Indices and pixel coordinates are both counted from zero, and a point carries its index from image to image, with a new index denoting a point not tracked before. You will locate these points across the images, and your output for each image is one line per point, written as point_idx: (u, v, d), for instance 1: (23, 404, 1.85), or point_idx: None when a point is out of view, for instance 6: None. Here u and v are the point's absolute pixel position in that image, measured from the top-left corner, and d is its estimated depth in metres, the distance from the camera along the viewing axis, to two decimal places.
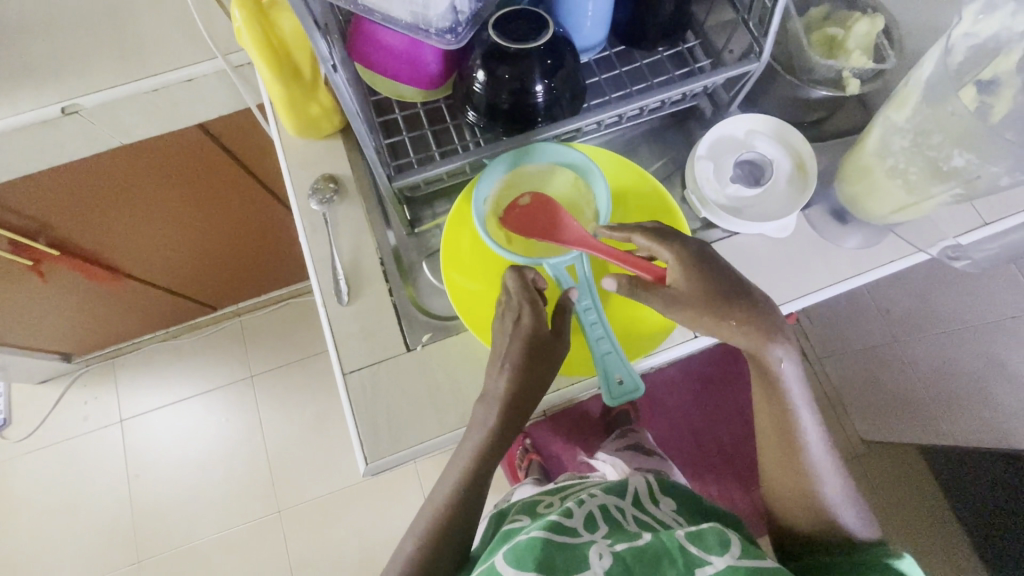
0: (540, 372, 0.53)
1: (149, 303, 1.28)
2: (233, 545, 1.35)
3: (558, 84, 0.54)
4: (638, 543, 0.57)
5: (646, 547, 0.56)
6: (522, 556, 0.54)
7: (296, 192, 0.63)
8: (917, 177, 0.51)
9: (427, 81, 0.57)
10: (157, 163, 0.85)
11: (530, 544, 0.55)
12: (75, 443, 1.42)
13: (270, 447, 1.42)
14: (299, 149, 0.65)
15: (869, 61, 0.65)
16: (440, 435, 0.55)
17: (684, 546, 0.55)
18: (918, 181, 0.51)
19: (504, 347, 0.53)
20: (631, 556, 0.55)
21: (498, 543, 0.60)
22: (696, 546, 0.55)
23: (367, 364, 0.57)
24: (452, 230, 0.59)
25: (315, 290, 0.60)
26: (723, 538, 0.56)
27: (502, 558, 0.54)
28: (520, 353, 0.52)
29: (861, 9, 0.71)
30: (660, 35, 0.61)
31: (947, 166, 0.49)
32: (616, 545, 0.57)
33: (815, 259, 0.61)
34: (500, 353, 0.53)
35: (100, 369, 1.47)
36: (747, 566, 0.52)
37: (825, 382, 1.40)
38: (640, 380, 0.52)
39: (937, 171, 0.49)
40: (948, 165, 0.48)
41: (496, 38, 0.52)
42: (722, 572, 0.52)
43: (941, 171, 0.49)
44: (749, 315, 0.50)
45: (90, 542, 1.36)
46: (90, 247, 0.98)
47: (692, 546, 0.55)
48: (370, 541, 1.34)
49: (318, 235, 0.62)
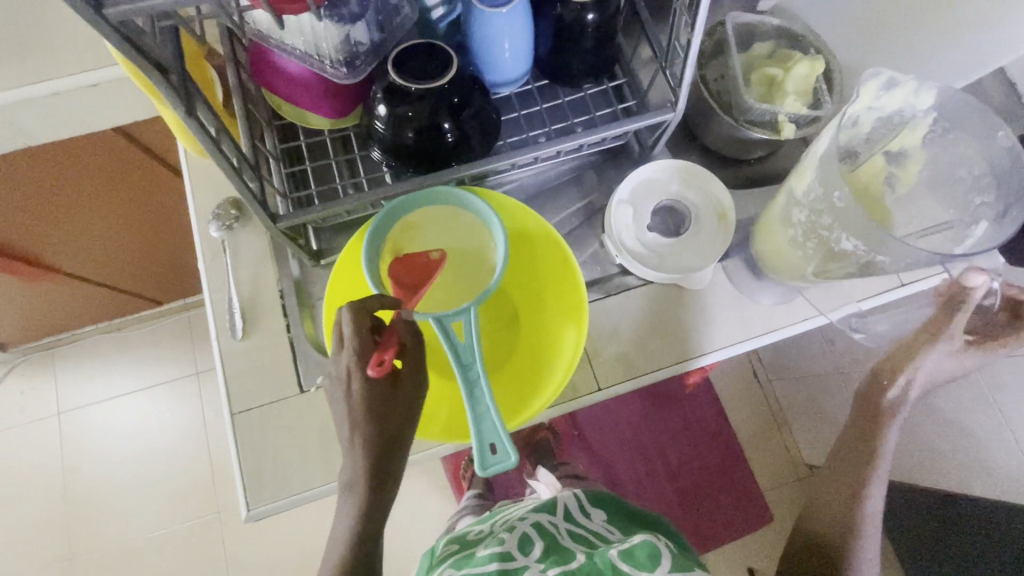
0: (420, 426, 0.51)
1: (86, 297, 1.24)
2: (172, 543, 1.34)
3: (464, 122, 0.52)
4: (571, 566, 0.61)
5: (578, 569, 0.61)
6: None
7: (197, 216, 0.60)
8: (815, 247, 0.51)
9: (332, 110, 0.54)
10: (73, 164, 0.80)
11: None
12: (10, 434, 1.38)
13: (214, 445, 1.40)
14: (204, 169, 0.62)
15: (803, 107, 0.63)
16: (328, 483, 0.53)
17: (615, 564, 0.59)
18: (815, 256, 0.52)
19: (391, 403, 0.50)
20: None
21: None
22: (627, 563, 0.59)
23: (257, 403, 0.55)
24: (342, 270, 0.56)
25: (209, 323, 0.57)
26: (654, 551, 0.60)
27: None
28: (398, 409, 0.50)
29: (803, 50, 0.69)
30: (584, 72, 0.58)
31: (839, 242, 0.49)
32: (550, 570, 0.61)
33: (728, 313, 0.61)
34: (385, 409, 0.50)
35: (38, 360, 1.42)
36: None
37: (773, 403, 1.42)
38: (513, 452, 0.49)
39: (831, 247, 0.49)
40: (839, 241, 0.49)
41: (394, 75, 0.49)
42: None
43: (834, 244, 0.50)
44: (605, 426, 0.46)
45: (22, 535, 1.33)
46: (12, 245, 0.94)
47: (623, 564, 0.59)
48: (310, 545, 1.33)
49: (217, 264, 0.59)
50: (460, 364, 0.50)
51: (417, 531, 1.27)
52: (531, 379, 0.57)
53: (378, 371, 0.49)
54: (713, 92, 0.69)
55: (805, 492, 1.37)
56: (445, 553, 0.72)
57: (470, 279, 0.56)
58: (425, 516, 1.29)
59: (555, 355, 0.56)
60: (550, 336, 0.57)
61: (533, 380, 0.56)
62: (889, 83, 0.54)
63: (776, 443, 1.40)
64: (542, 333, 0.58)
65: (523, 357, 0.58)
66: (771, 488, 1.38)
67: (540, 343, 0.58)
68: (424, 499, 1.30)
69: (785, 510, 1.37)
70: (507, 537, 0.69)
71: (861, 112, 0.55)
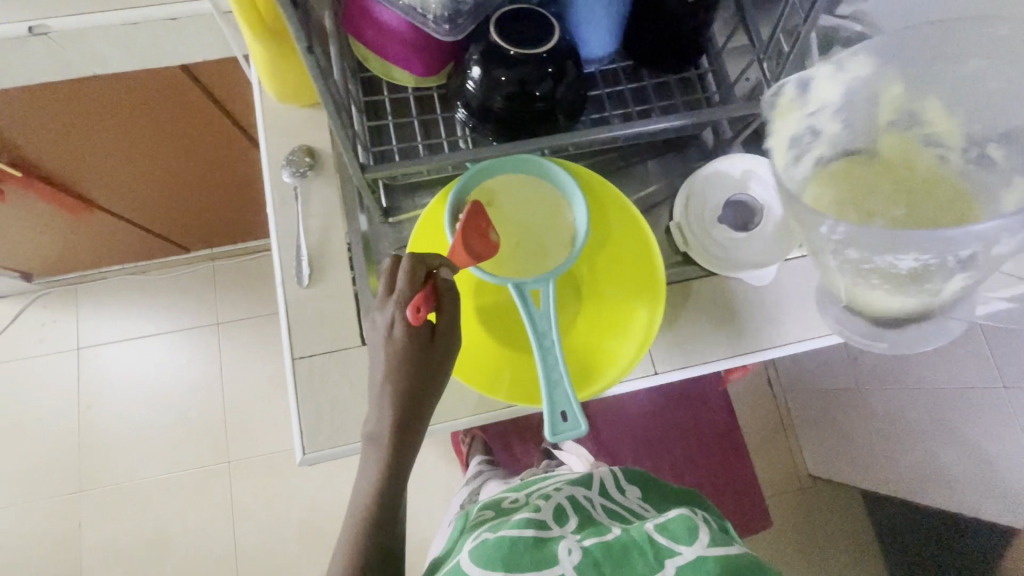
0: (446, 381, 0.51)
1: (119, 236, 1.24)
2: (180, 487, 1.35)
3: (557, 94, 0.52)
4: (606, 538, 0.65)
5: (613, 542, 0.64)
6: (493, 557, 0.61)
7: (270, 160, 0.60)
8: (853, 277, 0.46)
9: (422, 68, 0.54)
10: (134, 100, 0.80)
11: (502, 544, 0.63)
12: (29, 363, 1.39)
13: (229, 397, 1.41)
14: (279, 113, 0.62)
15: None
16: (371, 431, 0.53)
17: (653, 537, 0.63)
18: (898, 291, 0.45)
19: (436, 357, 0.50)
20: (599, 551, 0.62)
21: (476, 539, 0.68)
22: (664, 536, 0.63)
23: (319, 352, 0.56)
24: (422, 227, 0.56)
25: (276, 267, 0.58)
26: (690, 524, 0.64)
27: (474, 559, 0.62)
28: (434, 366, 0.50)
29: None
30: (673, 57, 0.58)
31: (937, 285, 0.42)
32: (585, 540, 0.65)
33: (788, 315, 0.62)
34: (438, 367, 0.51)
35: (61, 293, 1.43)
36: (713, 554, 0.60)
37: (785, 413, 1.45)
38: (583, 423, 0.51)
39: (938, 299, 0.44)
40: (938, 288, 0.42)
41: (497, 38, 0.49)
42: (690, 562, 0.59)
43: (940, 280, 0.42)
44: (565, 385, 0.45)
45: (34, 464, 1.34)
46: (59, 175, 0.94)
47: (659, 536, 0.63)
48: (316, 503, 1.35)
49: (286, 211, 0.59)
50: (536, 331, 0.53)
51: (423, 500, 1.29)
52: (597, 355, 0.57)
53: (414, 316, 0.49)
54: None
55: (806, 499, 1.40)
56: (482, 515, 0.79)
57: (544, 250, 0.56)
58: (432, 486, 1.31)
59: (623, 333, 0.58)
60: (616, 316, 0.59)
61: (598, 357, 0.57)
62: (943, 61, 0.43)
63: (783, 452, 1.43)
64: (609, 313, 0.59)
65: (589, 334, 0.59)
66: (774, 495, 1.41)
67: (606, 320, 0.59)
68: (434, 470, 1.31)
69: (785, 517, 1.39)
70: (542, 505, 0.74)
71: (923, 110, 0.44)
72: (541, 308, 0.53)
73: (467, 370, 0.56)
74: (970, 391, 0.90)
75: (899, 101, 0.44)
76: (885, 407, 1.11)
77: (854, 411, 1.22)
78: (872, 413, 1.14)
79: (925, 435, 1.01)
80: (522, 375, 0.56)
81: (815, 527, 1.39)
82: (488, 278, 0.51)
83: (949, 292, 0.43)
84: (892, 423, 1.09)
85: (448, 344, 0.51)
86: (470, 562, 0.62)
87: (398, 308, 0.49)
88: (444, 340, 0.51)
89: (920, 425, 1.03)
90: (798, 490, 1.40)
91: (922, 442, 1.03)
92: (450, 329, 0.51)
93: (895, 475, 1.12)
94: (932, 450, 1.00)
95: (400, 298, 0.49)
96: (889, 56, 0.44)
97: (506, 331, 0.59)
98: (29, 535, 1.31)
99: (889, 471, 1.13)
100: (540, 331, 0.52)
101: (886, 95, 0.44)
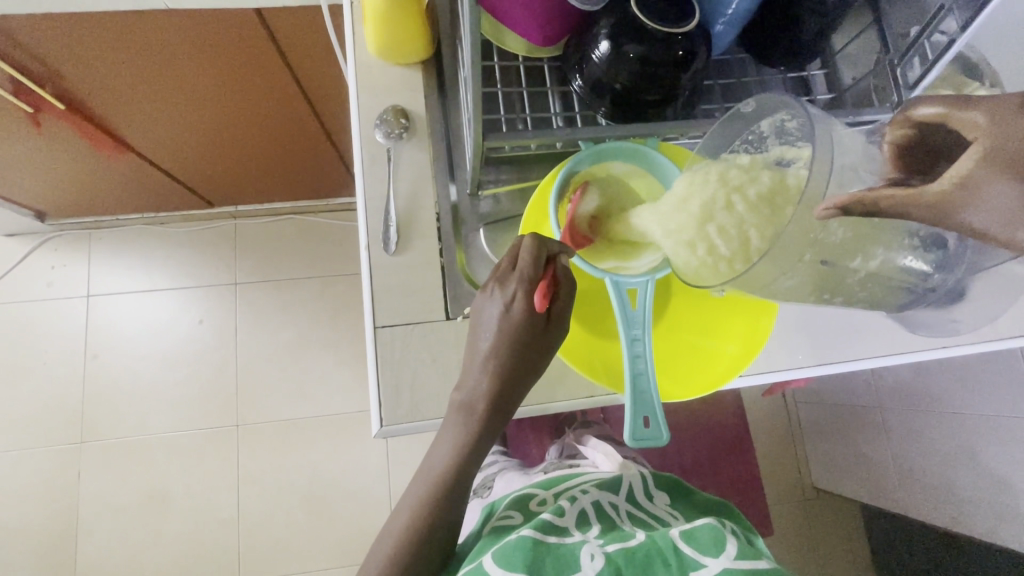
0: (539, 365, 0.49)
1: (148, 185, 1.19)
2: (181, 448, 1.31)
3: (684, 80, 0.50)
4: (630, 545, 0.56)
5: (637, 548, 0.55)
6: (509, 556, 0.53)
7: (361, 120, 0.59)
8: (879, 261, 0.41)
9: (539, 38, 0.52)
10: (199, 41, 0.77)
11: (519, 544, 0.54)
12: (35, 307, 1.34)
13: (238, 359, 1.37)
14: (373, 72, 0.61)
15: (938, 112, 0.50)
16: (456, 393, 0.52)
17: (677, 547, 0.55)
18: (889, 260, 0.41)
19: (543, 343, 0.49)
20: (621, 558, 0.54)
21: (491, 537, 0.60)
22: (690, 546, 0.55)
23: (401, 320, 0.55)
24: (534, 206, 0.57)
25: (363, 231, 0.57)
26: (718, 536, 0.55)
27: (489, 559, 0.53)
28: (538, 352, 0.49)
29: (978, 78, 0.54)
30: (788, 55, 0.57)
31: (846, 268, 0.40)
32: (607, 544, 0.57)
33: (873, 328, 0.63)
34: (543, 354, 0.49)
35: (74, 237, 1.37)
36: (742, 568, 0.51)
37: (795, 424, 1.44)
38: (665, 431, 0.48)
39: (897, 274, 0.43)
40: (857, 272, 0.41)
41: (636, 12, 0.48)
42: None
43: (837, 270, 0.40)
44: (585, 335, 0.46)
45: (33, 412, 1.30)
46: (102, 114, 0.89)
47: (684, 546, 0.55)
48: (321, 475, 1.32)
49: (376, 173, 0.58)
50: (629, 330, 0.50)
51: None
52: (686, 362, 0.56)
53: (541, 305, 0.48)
54: (850, 102, 0.59)
55: (808, 512, 1.39)
56: (500, 504, 0.71)
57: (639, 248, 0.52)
58: None
59: (714, 345, 0.56)
60: (715, 327, 0.57)
61: (691, 364, 0.56)
62: (771, 125, 0.45)
63: (791, 464, 1.42)
64: (706, 321, 0.57)
65: (681, 340, 0.57)
66: (782, 506, 1.39)
67: (701, 332, 0.57)
68: None
69: (790, 526, 1.38)
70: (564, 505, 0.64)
71: (793, 158, 0.41)
72: (637, 308, 0.50)
73: (567, 352, 0.55)
74: (1000, 418, 0.89)
75: (772, 158, 0.43)
76: (902, 427, 1.10)
77: (861, 428, 1.21)
78: (887, 433, 1.13)
79: (946, 458, 1.01)
80: (615, 364, 0.55)
81: (819, 540, 1.38)
82: (591, 267, 0.50)
83: (914, 260, 0.42)
84: (909, 442, 1.09)
85: (556, 332, 0.49)
86: (485, 562, 0.53)
87: (520, 286, 0.47)
88: (551, 328, 0.49)
89: (945, 452, 1.01)
90: (804, 503, 1.40)
91: (939, 463, 1.03)
92: (561, 317, 0.49)
93: (907, 494, 1.13)
94: (949, 472, 1.01)
95: (524, 275, 0.47)
96: (729, 135, 0.49)
97: (596, 322, 0.57)
98: (27, 482, 1.26)
99: (901, 490, 1.14)
100: (629, 329, 0.50)
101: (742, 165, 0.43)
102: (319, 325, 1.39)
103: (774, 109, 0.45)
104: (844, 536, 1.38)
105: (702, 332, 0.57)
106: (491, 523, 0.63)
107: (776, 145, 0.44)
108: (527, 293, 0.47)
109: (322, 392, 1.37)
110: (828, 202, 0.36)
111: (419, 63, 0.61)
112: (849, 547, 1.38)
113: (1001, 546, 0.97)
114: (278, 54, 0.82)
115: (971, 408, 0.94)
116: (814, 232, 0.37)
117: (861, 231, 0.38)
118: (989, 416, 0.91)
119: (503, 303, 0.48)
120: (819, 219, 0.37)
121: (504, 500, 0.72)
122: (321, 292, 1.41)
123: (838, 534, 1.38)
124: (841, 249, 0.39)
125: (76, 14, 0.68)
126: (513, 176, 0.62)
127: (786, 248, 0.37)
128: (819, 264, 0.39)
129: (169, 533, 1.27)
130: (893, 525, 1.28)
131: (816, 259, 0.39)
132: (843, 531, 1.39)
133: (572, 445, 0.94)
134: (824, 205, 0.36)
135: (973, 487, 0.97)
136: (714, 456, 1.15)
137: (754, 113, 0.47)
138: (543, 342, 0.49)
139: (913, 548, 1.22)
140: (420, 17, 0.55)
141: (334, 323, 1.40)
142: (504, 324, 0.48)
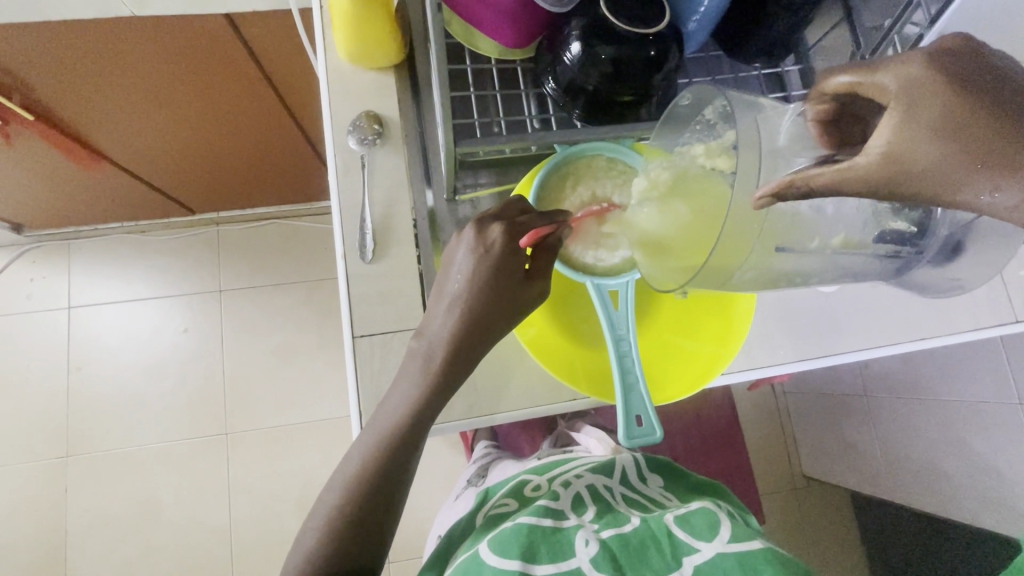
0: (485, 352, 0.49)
1: (127, 195, 1.17)
2: (170, 459, 1.29)
3: (658, 80, 0.50)
4: (625, 530, 0.56)
5: (631, 534, 0.55)
6: (504, 542, 0.54)
7: (333, 126, 0.59)
8: (850, 235, 0.42)
9: (507, 39, 0.52)
10: (169, 49, 0.75)
11: (515, 530, 0.55)
12: (15, 321, 1.32)
13: (226, 366, 1.35)
14: (345, 77, 0.60)
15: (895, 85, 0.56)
16: None
17: (672, 532, 0.55)
18: (855, 235, 0.42)
19: (497, 334, 0.49)
20: (616, 544, 0.54)
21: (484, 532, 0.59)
22: (684, 531, 0.55)
23: (380, 330, 0.55)
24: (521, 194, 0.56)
25: (339, 240, 0.57)
26: (713, 520, 0.55)
27: (485, 546, 0.54)
28: (490, 332, 0.49)
29: None
30: (762, 51, 0.58)
31: (807, 250, 0.41)
32: (602, 530, 0.56)
33: (858, 326, 0.63)
34: (491, 338, 0.49)
35: (53, 249, 1.35)
36: (735, 551, 0.51)
37: (785, 414, 1.44)
38: (658, 426, 0.48)
39: (876, 242, 0.43)
40: (825, 248, 0.41)
41: (607, 14, 0.47)
42: (711, 560, 0.51)
43: (799, 255, 0.41)
44: (517, 309, 0.49)
45: (16, 426, 1.28)
46: (75, 124, 0.87)
47: (679, 531, 0.55)
48: (313, 482, 1.30)
49: (350, 178, 0.58)
50: (614, 331, 0.50)
51: (426, 483, 1.26)
52: (672, 361, 0.56)
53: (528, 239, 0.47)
54: None
55: (798, 500, 1.41)
56: (504, 493, 0.70)
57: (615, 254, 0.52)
58: (433, 465, 1.27)
59: (696, 337, 0.57)
60: (696, 317, 0.58)
61: (673, 363, 0.56)
62: (716, 111, 0.43)
63: (781, 454, 1.43)
64: (686, 318, 0.58)
65: (666, 339, 0.57)
66: (772, 496, 1.40)
67: (688, 331, 0.57)
68: (436, 453, 1.27)
69: (780, 515, 1.39)
70: (560, 492, 0.64)
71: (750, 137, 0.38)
72: (620, 308, 0.51)
73: (543, 359, 0.54)
74: (983, 404, 0.91)
75: (728, 144, 0.41)
76: (887, 416, 1.11)
77: (849, 418, 1.22)
78: (873, 421, 1.14)
79: (931, 445, 1.02)
80: (596, 371, 0.55)
81: (810, 528, 1.39)
82: (573, 272, 0.51)
83: (889, 220, 0.43)
84: (893, 430, 1.10)
85: (510, 304, 0.48)
86: (481, 550, 0.54)
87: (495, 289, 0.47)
88: (515, 296, 0.48)
89: (928, 437, 1.02)
90: (794, 492, 1.41)
91: (922, 449, 1.04)
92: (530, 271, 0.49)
93: (893, 481, 1.14)
94: (931, 459, 1.03)
95: (525, 222, 0.48)
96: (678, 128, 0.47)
97: (573, 329, 0.57)
98: (12, 498, 1.25)
99: (887, 477, 1.15)
100: (613, 330, 0.50)
101: (700, 156, 0.42)
102: (305, 329, 1.38)
103: (712, 98, 0.43)
104: (832, 523, 1.40)
105: (685, 321, 0.58)
106: (490, 516, 0.64)
107: (729, 130, 0.41)
108: (508, 238, 0.47)
109: (312, 398, 1.35)
110: (760, 191, 0.35)
111: (392, 68, 0.61)
112: (839, 536, 1.39)
113: (985, 529, 0.98)
114: (253, 60, 0.81)
115: (955, 395, 0.95)
116: (759, 220, 0.37)
117: (798, 219, 0.39)
118: (973, 402, 0.92)
119: (472, 301, 0.47)
120: (757, 207, 0.36)
121: (502, 486, 0.74)
122: (308, 297, 1.40)
123: (827, 520, 1.40)
124: (793, 234, 0.40)
125: (42, 22, 0.67)
126: (490, 181, 0.62)
127: (732, 239, 0.37)
128: (776, 251, 0.40)
129: (159, 546, 1.26)
130: (880, 511, 1.30)
131: (768, 249, 0.39)
132: (832, 519, 1.40)
133: (566, 435, 0.93)
134: (758, 196, 0.35)
135: (955, 471, 0.98)
136: (706, 450, 1.14)
137: (691, 102, 0.46)
138: (494, 324, 0.48)
139: (901, 533, 1.24)
140: (388, 21, 0.54)
141: (322, 327, 1.39)
142: (474, 267, 0.47)
